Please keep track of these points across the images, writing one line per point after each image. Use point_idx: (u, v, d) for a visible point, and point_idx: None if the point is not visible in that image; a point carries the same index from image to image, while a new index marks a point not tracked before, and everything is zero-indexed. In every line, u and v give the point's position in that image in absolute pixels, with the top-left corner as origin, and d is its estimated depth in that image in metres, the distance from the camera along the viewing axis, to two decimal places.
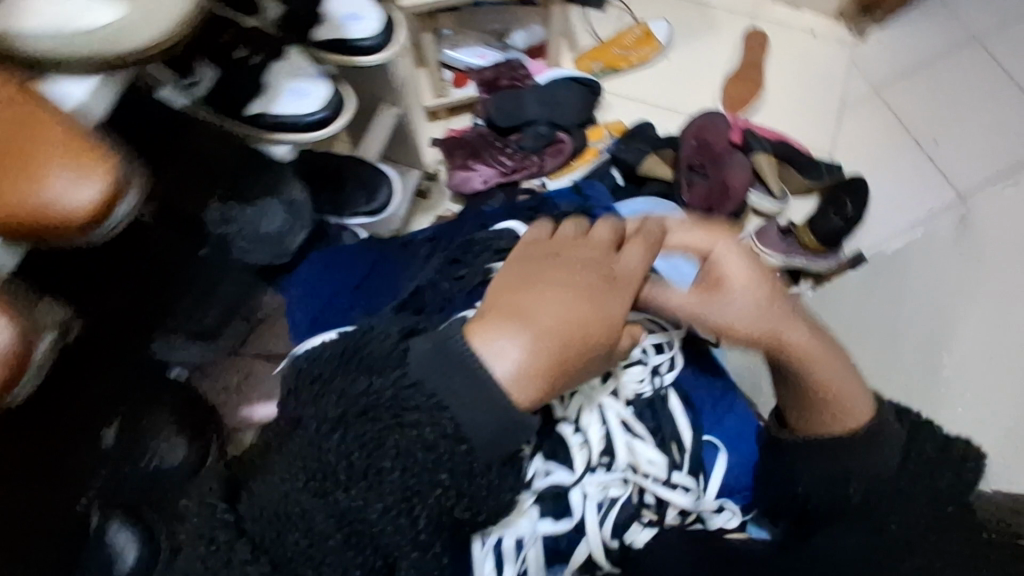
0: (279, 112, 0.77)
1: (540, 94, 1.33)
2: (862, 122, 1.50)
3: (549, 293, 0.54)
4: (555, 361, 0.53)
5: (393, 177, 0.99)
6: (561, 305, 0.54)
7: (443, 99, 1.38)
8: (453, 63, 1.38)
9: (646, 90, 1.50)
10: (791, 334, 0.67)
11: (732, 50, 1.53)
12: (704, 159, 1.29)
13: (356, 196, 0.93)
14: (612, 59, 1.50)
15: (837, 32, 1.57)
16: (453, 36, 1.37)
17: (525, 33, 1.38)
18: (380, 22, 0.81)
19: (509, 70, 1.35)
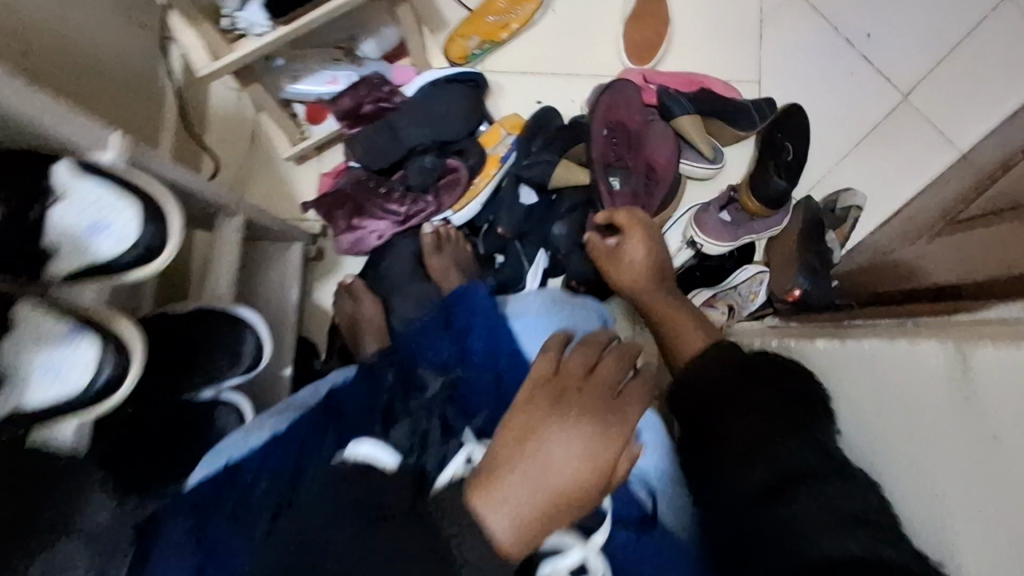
0: (40, 403, 0.56)
1: (416, 114, 1.09)
2: (786, 35, 1.29)
3: (546, 447, 0.52)
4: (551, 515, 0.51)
5: (253, 313, 0.82)
6: (548, 458, 0.52)
7: (303, 145, 1.15)
8: (302, 97, 1.11)
9: (537, 59, 1.27)
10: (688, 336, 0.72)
11: None
12: (617, 143, 1.10)
13: (220, 365, 0.78)
14: (489, 29, 1.23)
15: None
16: (290, 64, 1.08)
17: (375, 39, 1.12)
18: (138, 225, 0.60)
19: (370, 88, 1.09)
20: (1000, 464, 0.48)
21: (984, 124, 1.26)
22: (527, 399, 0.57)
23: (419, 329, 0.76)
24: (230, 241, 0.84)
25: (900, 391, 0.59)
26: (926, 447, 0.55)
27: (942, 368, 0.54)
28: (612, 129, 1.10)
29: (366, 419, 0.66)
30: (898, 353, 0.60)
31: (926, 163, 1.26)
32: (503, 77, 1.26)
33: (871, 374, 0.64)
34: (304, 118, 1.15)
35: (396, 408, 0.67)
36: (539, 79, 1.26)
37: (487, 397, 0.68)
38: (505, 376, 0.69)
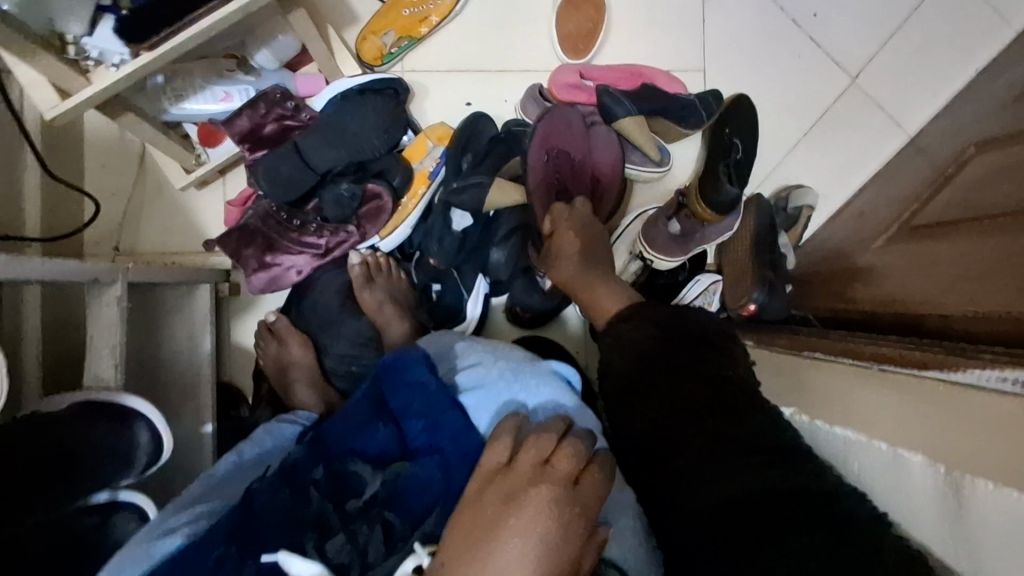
0: None
1: (326, 133, 0.96)
2: (729, 15, 1.20)
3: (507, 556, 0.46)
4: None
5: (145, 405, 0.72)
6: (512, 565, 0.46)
7: (198, 171, 1.02)
8: (191, 117, 0.98)
9: (462, 53, 1.14)
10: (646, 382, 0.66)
11: None
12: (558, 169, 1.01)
13: (109, 470, 0.69)
14: (405, 23, 1.09)
15: None
16: (171, 81, 0.93)
17: (268, 49, 0.98)
18: None
19: (269, 106, 0.97)
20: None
21: (937, 100, 1.20)
22: (476, 494, 0.50)
23: (345, 409, 0.64)
24: (111, 318, 0.72)
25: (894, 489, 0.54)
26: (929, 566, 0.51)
27: (932, 482, 0.50)
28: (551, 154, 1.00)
29: (299, 529, 0.55)
30: (882, 456, 0.56)
31: (875, 146, 1.21)
32: (426, 75, 1.13)
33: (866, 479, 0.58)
34: (198, 139, 1.02)
35: (333, 516, 0.56)
36: (466, 75, 1.14)
37: (433, 496, 0.58)
38: (451, 463, 0.59)
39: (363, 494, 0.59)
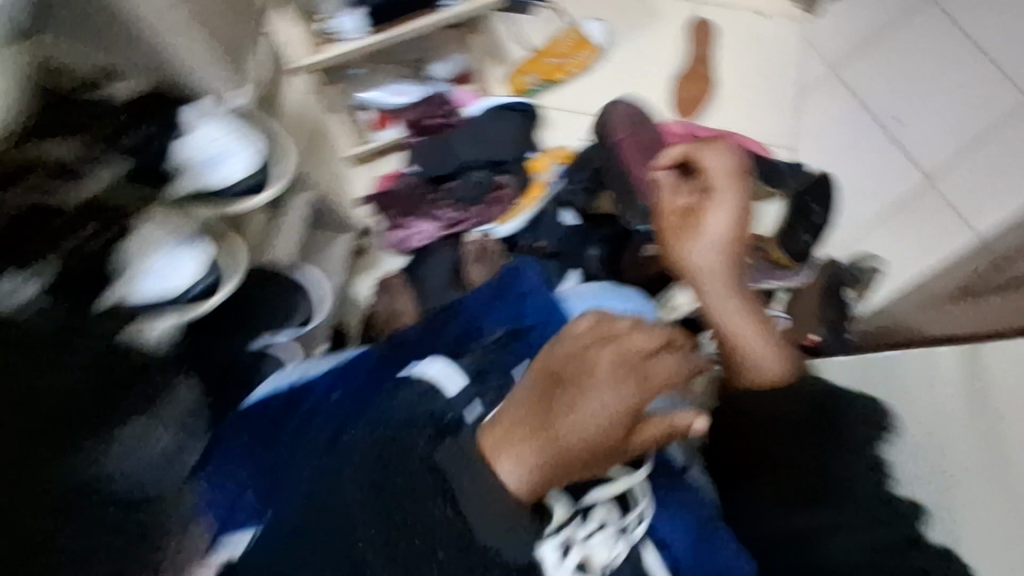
0: (146, 292, 0.66)
1: (471, 134, 1.18)
2: (820, 108, 1.39)
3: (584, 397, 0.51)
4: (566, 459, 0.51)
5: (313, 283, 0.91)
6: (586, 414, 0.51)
7: (363, 147, 1.25)
8: (371, 105, 1.21)
9: (590, 100, 1.37)
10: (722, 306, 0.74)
11: (678, 42, 1.40)
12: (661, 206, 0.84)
13: None
14: (548, 70, 1.35)
15: (784, 9, 1.45)
16: (366, 74, 1.19)
17: (445, 64, 1.22)
18: (255, 161, 0.73)
19: (432, 107, 1.21)
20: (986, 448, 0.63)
21: (1009, 212, 1.30)
22: (566, 347, 0.55)
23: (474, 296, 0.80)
24: None
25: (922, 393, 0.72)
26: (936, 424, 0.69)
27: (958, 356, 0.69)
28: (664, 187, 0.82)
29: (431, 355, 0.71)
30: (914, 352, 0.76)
31: (946, 241, 1.31)
32: (556, 112, 1.37)
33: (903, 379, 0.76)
34: (369, 125, 1.24)
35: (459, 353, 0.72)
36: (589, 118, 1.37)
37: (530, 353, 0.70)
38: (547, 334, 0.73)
39: (484, 340, 0.73)
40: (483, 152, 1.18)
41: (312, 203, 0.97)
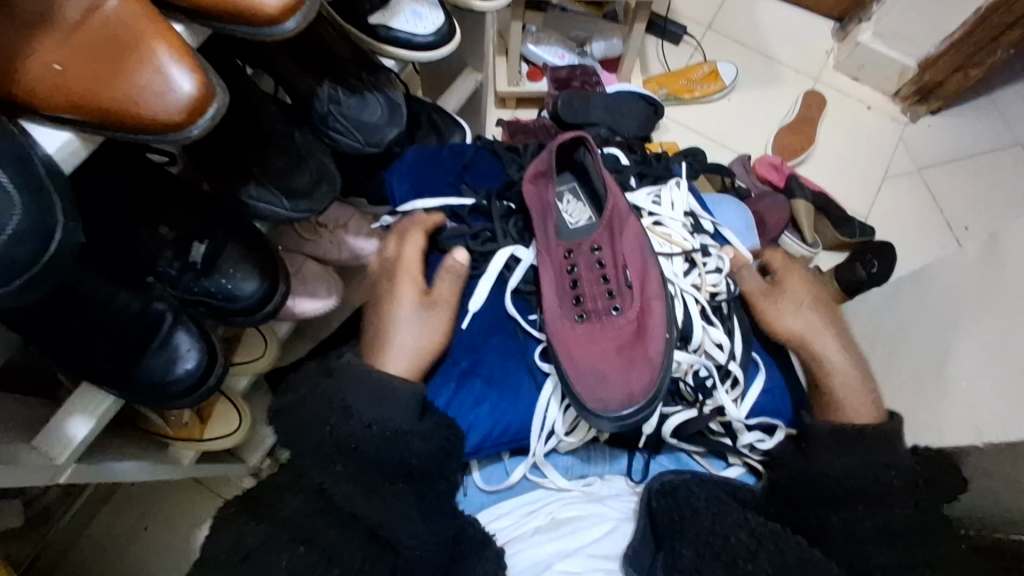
0: (398, 29, 0.72)
1: (602, 101, 1.35)
2: (899, 194, 1.51)
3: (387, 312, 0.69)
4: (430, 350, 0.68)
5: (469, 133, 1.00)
6: (423, 312, 0.69)
7: (516, 89, 1.45)
8: (533, 58, 1.47)
9: (705, 123, 1.56)
10: (821, 343, 0.70)
11: (791, 104, 1.58)
12: (586, 273, 0.73)
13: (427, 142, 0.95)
14: (677, 87, 1.55)
15: (889, 108, 1.60)
16: (538, 33, 1.46)
17: (605, 44, 1.46)
18: None
19: (584, 73, 1.42)
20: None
21: None
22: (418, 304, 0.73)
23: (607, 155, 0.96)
24: (464, 87, 1.08)
25: (940, 291, 0.67)
26: (955, 297, 0.65)
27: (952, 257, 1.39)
28: (546, 209, 0.74)
29: None
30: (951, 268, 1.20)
31: None
32: (673, 123, 1.55)
33: (936, 286, 0.68)
34: (525, 75, 1.47)
35: None
36: (699, 136, 1.55)
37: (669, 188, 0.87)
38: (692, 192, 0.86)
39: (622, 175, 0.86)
40: (612, 122, 1.32)
41: (481, 87, 1.11)
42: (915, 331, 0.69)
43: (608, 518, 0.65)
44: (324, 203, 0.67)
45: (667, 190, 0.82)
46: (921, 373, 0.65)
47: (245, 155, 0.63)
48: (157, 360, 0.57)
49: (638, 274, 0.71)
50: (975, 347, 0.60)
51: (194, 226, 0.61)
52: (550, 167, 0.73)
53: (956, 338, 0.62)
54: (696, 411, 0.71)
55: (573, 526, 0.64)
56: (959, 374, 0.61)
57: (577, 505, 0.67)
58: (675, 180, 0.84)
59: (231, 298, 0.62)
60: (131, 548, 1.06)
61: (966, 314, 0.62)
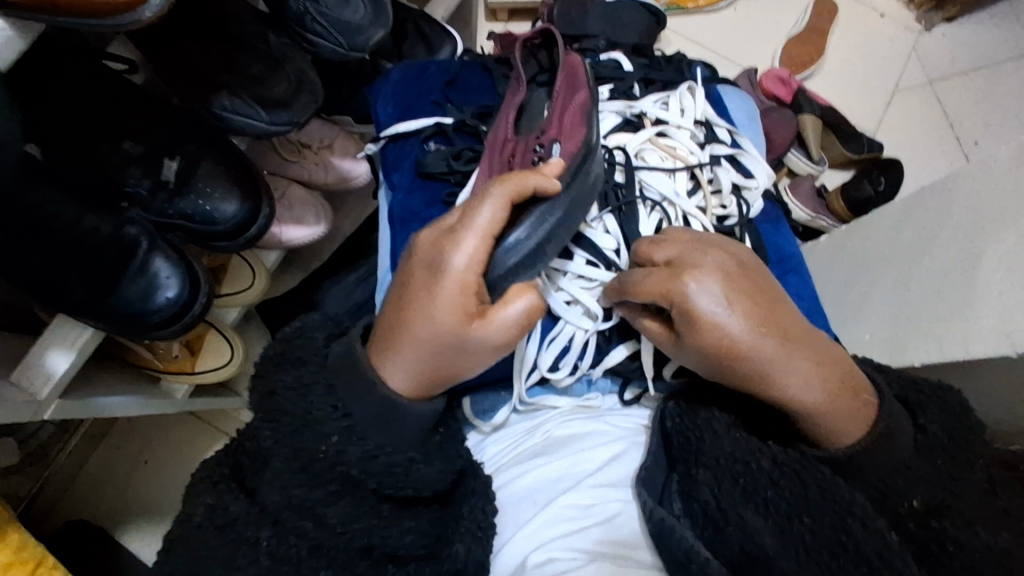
0: None
1: (599, 8, 1.23)
2: (909, 109, 1.44)
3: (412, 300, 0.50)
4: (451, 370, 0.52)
5: (460, 43, 0.92)
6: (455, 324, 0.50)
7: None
8: None
9: (709, 35, 1.46)
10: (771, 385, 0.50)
11: (800, 13, 1.48)
12: (521, 160, 0.67)
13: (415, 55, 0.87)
14: None
15: (903, 17, 1.51)
16: None
17: None
18: None
19: None
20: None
21: None
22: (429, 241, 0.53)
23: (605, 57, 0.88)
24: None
25: (956, 199, 0.64)
26: (978, 204, 0.61)
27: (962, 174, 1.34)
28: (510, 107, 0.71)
29: None
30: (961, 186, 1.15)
31: None
32: (675, 35, 1.45)
33: (958, 197, 0.64)
34: None
35: None
36: (702, 50, 1.45)
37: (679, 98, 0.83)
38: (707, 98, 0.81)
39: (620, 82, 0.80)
40: (611, 31, 1.20)
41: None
42: (929, 245, 0.65)
43: (615, 437, 0.59)
44: (305, 114, 0.61)
45: (677, 95, 0.77)
46: (941, 288, 0.61)
47: (214, 61, 0.57)
48: (134, 286, 0.54)
49: (565, 149, 0.64)
50: (1007, 255, 0.56)
51: (163, 140, 0.56)
52: (521, 70, 0.71)
53: (982, 248, 0.59)
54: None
55: (570, 445, 0.58)
56: (986, 282, 0.57)
57: (576, 423, 0.61)
58: (687, 85, 0.79)
59: (209, 218, 0.57)
60: (132, 483, 1.06)
61: (998, 219, 0.59)
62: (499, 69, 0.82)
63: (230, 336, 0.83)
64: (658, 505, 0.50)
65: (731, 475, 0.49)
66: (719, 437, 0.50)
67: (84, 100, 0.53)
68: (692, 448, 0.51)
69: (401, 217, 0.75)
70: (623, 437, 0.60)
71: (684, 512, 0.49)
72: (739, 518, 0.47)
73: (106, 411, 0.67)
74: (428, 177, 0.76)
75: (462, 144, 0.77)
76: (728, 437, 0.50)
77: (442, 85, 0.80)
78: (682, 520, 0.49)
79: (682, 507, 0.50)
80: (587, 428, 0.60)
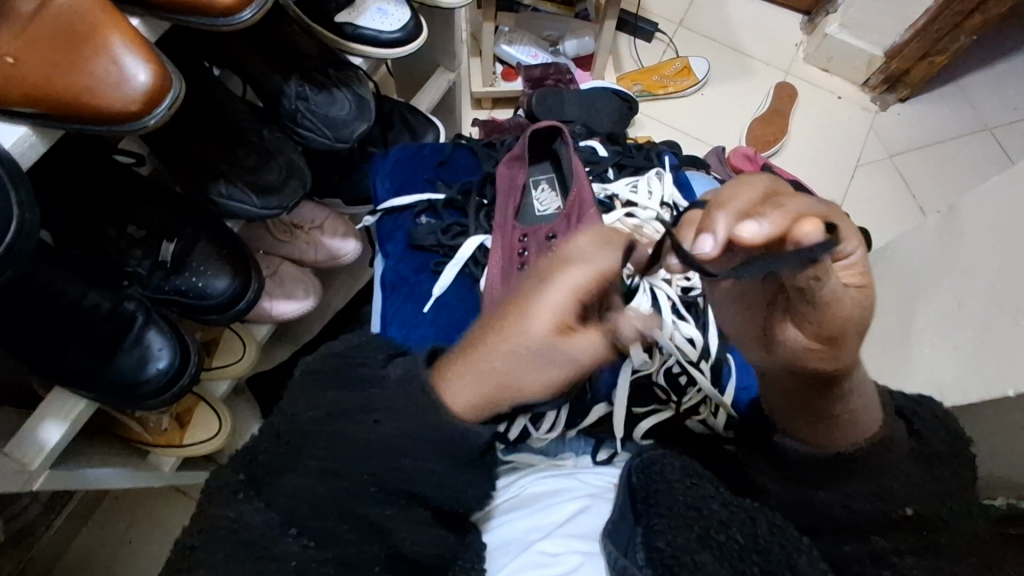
0: (364, 27, 0.70)
1: (575, 96, 1.33)
2: (872, 181, 1.53)
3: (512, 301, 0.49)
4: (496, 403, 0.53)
5: (443, 131, 1.00)
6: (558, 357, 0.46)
7: (491, 89, 1.45)
8: (507, 59, 1.47)
9: (680, 118, 1.57)
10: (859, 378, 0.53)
11: (763, 96, 1.59)
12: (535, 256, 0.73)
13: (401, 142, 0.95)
14: (651, 84, 1.57)
15: (859, 98, 1.62)
16: (511, 33, 1.46)
17: (576, 41, 1.46)
18: None
19: (557, 71, 1.41)
20: (990, 245, 0.58)
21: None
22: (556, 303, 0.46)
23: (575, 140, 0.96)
24: (438, 87, 1.07)
25: (898, 264, 0.69)
26: (913, 269, 0.67)
27: None
28: (515, 189, 0.78)
29: None
30: None
31: None
32: (648, 118, 1.56)
33: (899, 263, 0.69)
34: (499, 75, 1.47)
35: None
36: (674, 131, 1.56)
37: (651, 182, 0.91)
38: (678, 180, 0.89)
39: (596, 167, 0.88)
40: (585, 116, 1.30)
41: (454, 85, 1.11)
42: (877, 307, 0.70)
43: (583, 492, 0.63)
44: (294, 199, 0.67)
45: (650, 178, 0.85)
46: (886, 347, 0.66)
47: (213, 153, 0.63)
48: (129, 358, 0.58)
49: None
50: (935, 315, 0.61)
51: (163, 225, 0.62)
52: (524, 151, 0.77)
53: (917, 306, 0.64)
54: (672, 412, 0.70)
55: (545, 502, 0.62)
56: (921, 339, 0.62)
57: (551, 481, 0.66)
58: (655, 170, 0.87)
59: (202, 294, 0.62)
60: (114, 562, 1.04)
61: (930, 281, 0.63)
62: (486, 151, 0.89)
63: (219, 409, 0.86)
64: (623, 556, 0.51)
65: (685, 521, 0.51)
66: (671, 488, 0.54)
67: (93, 190, 0.59)
68: (651, 498, 0.54)
69: (392, 284, 0.81)
70: (594, 493, 0.63)
71: (646, 561, 0.50)
72: (694, 562, 0.48)
73: (93, 483, 0.69)
74: (418, 248, 0.82)
75: (450, 219, 0.83)
76: (681, 487, 0.54)
77: (434, 167, 0.88)
78: (644, 570, 0.50)
79: (644, 557, 0.51)
80: (561, 488, 0.64)
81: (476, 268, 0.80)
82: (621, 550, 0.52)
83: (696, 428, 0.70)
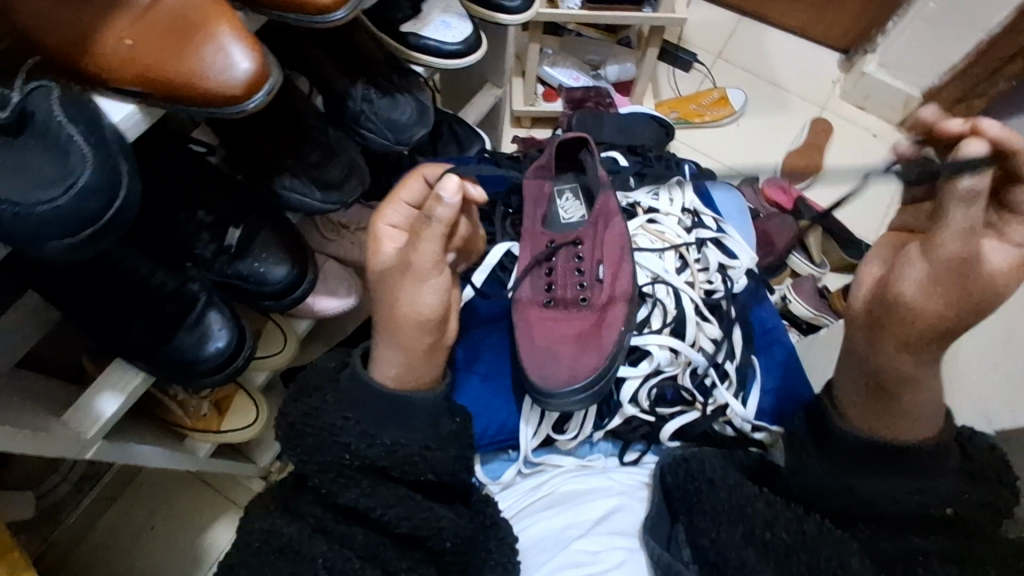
0: (427, 37, 0.74)
1: (612, 120, 1.35)
2: None
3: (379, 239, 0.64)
4: (433, 355, 0.63)
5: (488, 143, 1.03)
6: (400, 270, 0.61)
7: (531, 108, 1.48)
8: (549, 80, 1.50)
9: (715, 147, 1.59)
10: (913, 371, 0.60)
11: (799, 129, 1.61)
12: (563, 263, 0.76)
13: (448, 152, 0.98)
14: (687, 112, 1.59)
15: (896, 137, 1.62)
16: (554, 55, 1.50)
17: (618, 67, 1.49)
18: None
19: (598, 95, 1.44)
20: None
21: None
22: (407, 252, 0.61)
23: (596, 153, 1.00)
24: (486, 102, 1.10)
25: None
26: None
27: None
28: (541, 198, 0.79)
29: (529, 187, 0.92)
30: None
31: None
32: (683, 145, 1.58)
33: None
34: (540, 96, 1.50)
35: None
36: (709, 159, 1.57)
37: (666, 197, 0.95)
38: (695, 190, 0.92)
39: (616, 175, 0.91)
40: (624, 139, 1.32)
41: (500, 101, 1.14)
42: None
43: (617, 491, 0.64)
44: (353, 196, 0.70)
45: (668, 186, 0.88)
46: None
47: (279, 148, 0.65)
48: (189, 336, 0.60)
49: (612, 270, 0.74)
50: None
51: (230, 212, 0.65)
52: (552, 161, 0.77)
53: None
54: (698, 414, 0.72)
55: (578, 499, 0.63)
56: None
57: (583, 480, 0.67)
58: (675, 179, 0.89)
59: (262, 279, 0.65)
60: (139, 546, 1.06)
61: None
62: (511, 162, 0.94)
63: (257, 397, 0.88)
64: (666, 552, 0.54)
65: (729, 520, 0.53)
66: (714, 487, 0.55)
67: (169, 178, 0.63)
68: (691, 497, 0.55)
69: None
70: (626, 491, 0.64)
71: (690, 558, 0.53)
72: (739, 560, 0.50)
73: (139, 459, 0.71)
74: None
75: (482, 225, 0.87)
76: (722, 485, 0.55)
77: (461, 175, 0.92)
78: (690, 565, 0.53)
79: (690, 554, 0.53)
80: (591, 486, 0.66)
81: (504, 273, 0.81)
82: (662, 545, 0.55)
83: (722, 431, 0.73)
